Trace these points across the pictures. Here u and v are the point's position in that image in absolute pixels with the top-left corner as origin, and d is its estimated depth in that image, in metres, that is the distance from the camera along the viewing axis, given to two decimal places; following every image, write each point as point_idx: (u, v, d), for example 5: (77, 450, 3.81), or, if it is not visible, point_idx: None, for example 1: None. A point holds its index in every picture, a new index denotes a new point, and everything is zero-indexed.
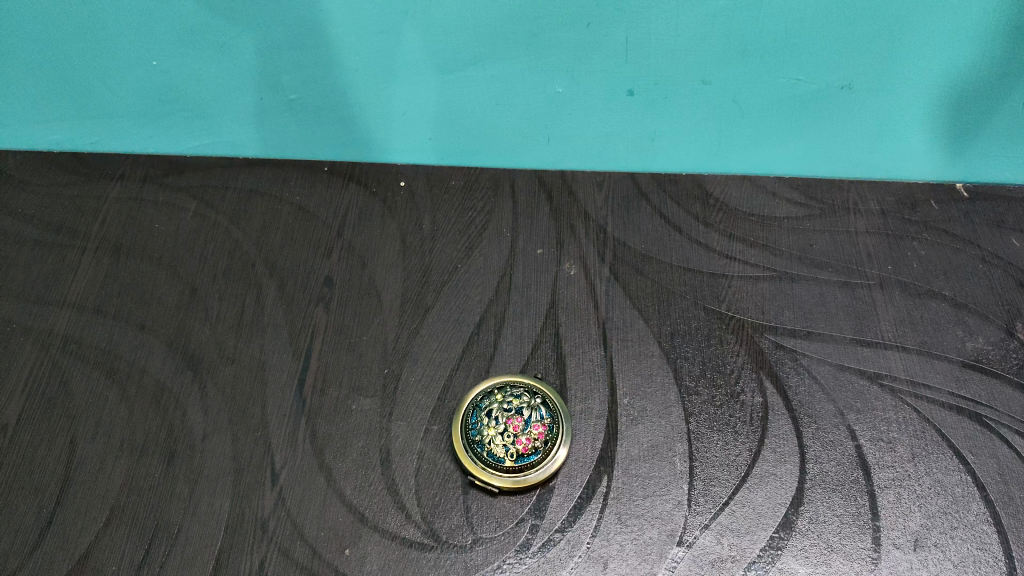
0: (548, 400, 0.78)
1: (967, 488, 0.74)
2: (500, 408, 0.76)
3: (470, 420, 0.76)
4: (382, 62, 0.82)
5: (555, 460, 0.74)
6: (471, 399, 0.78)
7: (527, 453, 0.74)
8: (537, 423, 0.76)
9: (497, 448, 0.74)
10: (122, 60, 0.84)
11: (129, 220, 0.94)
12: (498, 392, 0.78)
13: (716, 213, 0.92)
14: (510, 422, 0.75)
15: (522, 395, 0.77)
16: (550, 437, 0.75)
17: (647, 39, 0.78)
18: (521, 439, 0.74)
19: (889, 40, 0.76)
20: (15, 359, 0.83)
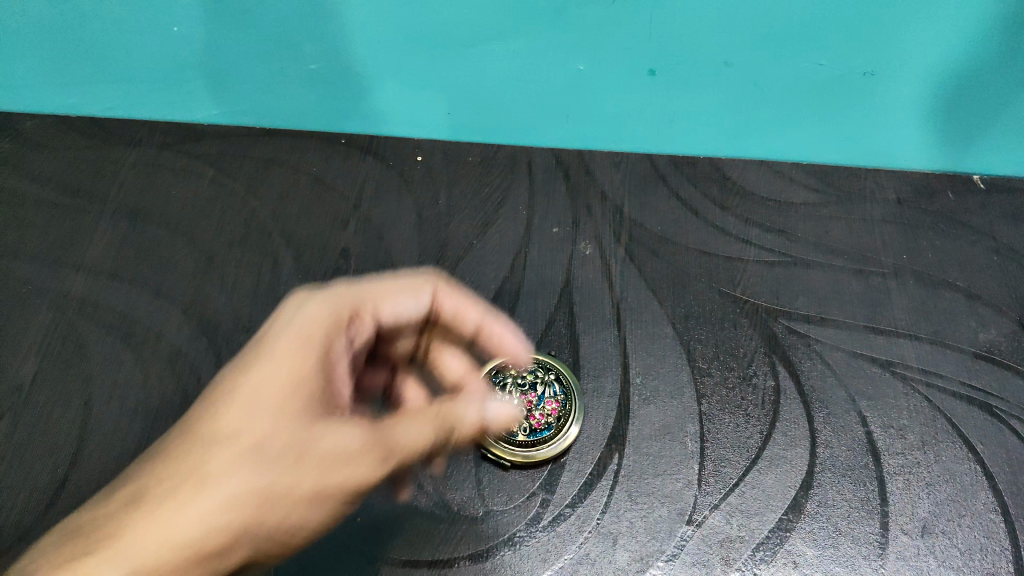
0: (561, 376, 0.79)
1: (976, 477, 0.74)
2: (514, 383, 0.78)
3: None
4: (404, 31, 0.82)
5: (568, 436, 0.75)
6: (484, 371, 0.78)
7: (540, 428, 0.75)
8: (550, 400, 0.77)
9: (511, 423, 0.75)
10: (145, 25, 0.86)
11: (145, 186, 0.94)
12: (512, 366, 0.79)
13: (733, 197, 0.91)
14: (523, 398, 0.77)
15: (536, 371, 0.79)
16: (562, 413, 0.77)
17: (668, 18, 0.79)
18: (534, 415, 0.76)
19: (909, 23, 0.77)
20: (31, 321, 0.84)
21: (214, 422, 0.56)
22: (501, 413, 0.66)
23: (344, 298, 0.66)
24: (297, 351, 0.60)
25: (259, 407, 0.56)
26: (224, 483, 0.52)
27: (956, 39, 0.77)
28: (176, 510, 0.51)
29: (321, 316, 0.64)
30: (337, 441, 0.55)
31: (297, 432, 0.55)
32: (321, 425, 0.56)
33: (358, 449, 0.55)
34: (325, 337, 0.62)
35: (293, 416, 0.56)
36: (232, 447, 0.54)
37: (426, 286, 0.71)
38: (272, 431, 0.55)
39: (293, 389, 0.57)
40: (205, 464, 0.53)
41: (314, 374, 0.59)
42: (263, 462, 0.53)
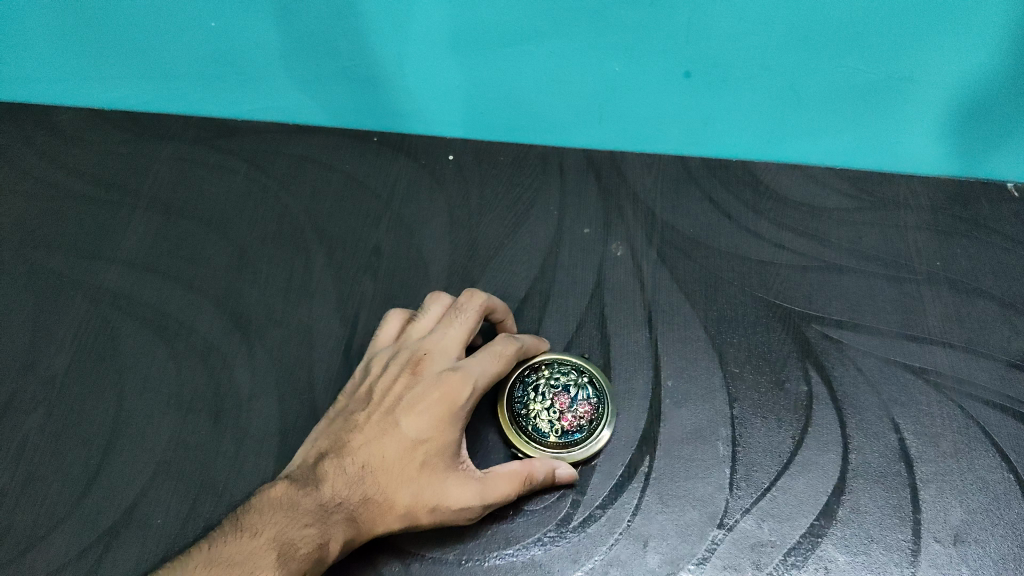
0: (595, 379, 0.79)
1: (1009, 486, 0.74)
2: (548, 385, 0.78)
3: (517, 393, 0.77)
4: (442, 31, 0.82)
5: (598, 440, 0.75)
6: (516, 372, 0.79)
7: (571, 430, 0.75)
8: (583, 403, 0.77)
9: (542, 424, 0.76)
10: (182, 20, 0.85)
11: (179, 180, 0.95)
12: (545, 367, 0.79)
13: (766, 201, 0.92)
14: (556, 399, 0.77)
15: (570, 373, 0.79)
16: (595, 417, 0.76)
17: (709, 24, 0.78)
18: (566, 416, 0.76)
19: (951, 35, 0.76)
20: (66, 313, 0.85)
21: (385, 450, 0.67)
22: (564, 473, 0.71)
23: (473, 366, 0.71)
24: (446, 411, 0.69)
25: (423, 453, 0.67)
26: (393, 513, 0.65)
27: (998, 49, 0.76)
28: (359, 527, 0.65)
29: (462, 384, 0.70)
30: (471, 492, 0.67)
31: (443, 477, 0.67)
32: (458, 480, 0.67)
33: (480, 506, 0.67)
34: (464, 399, 0.69)
35: (445, 462, 0.67)
36: (401, 483, 0.66)
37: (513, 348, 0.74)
38: (427, 474, 0.66)
39: (447, 444, 0.68)
40: (380, 495, 0.66)
41: (457, 430, 0.69)
42: (418, 500, 0.66)
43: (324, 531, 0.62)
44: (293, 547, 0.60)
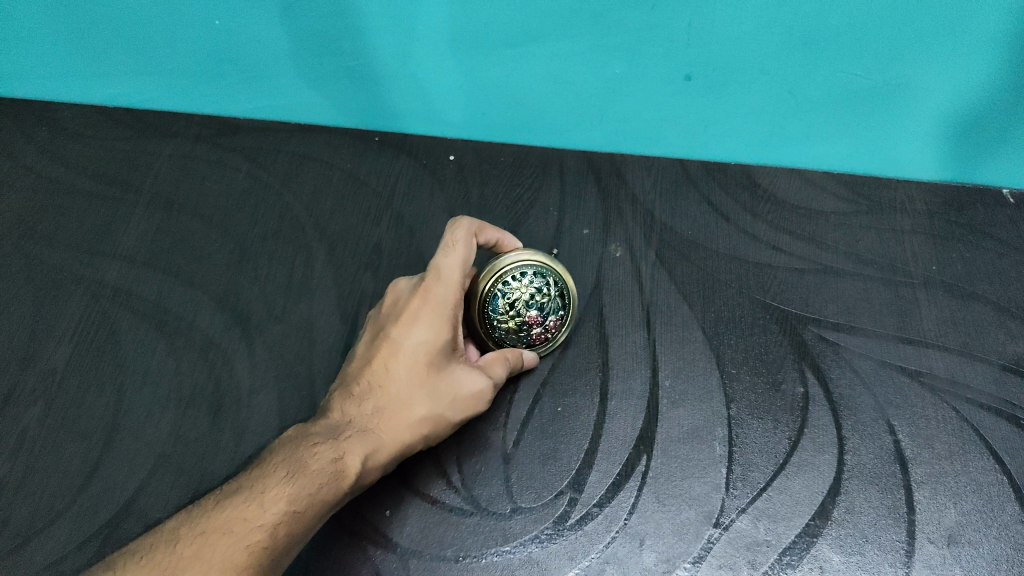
0: (562, 287, 0.79)
1: (1002, 489, 0.74)
2: (524, 300, 0.77)
3: (491, 304, 0.76)
4: (444, 31, 0.82)
5: (556, 339, 0.81)
6: (492, 280, 0.76)
7: (536, 339, 0.79)
8: (551, 315, 0.79)
9: (510, 334, 0.78)
10: (185, 18, 0.86)
11: (181, 177, 0.95)
12: (519, 280, 0.77)
13: (764, 204, 0.92)
14: (529, 315, 0.77)
15: (543, 286, 0.78)
16: (558, 324, 0.80)
17: (710, 28, 0.78)
18: (537, 328, 0.78)
19: (950, 40, 0.77)
20: (66, 307, 0.85)
21: (385, 363, 0.69)
22: (530, 357, 0.77)
23: (449, 265, 0.71)
24: (433, 315, 0.70)
25: (423, 359, 0.69)
26: (416, 420, 0.68)
27: (995, 56, 0.77)
28: (381, 436, 0.66)
29: (443, 285, 0.70)
30: (476, 382, 0.70)
31: (445, 374, 0.69)
32: (464, 372, 0.70)
33: (486, 388, 0.71)
34: (448, 297, 0.70)
35: (445, 362, 0.69)
36: (410, 391, 0.68)
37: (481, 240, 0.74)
38: (431, 374, 0.69)
39: (443, 346, 0.69)
40: (393, 405, 0.68)
41: (448, 327, 0.70)
42: (432, 401, 0.68)
43: (347, 450, 0.64)
44: (305, 463, 0.62)
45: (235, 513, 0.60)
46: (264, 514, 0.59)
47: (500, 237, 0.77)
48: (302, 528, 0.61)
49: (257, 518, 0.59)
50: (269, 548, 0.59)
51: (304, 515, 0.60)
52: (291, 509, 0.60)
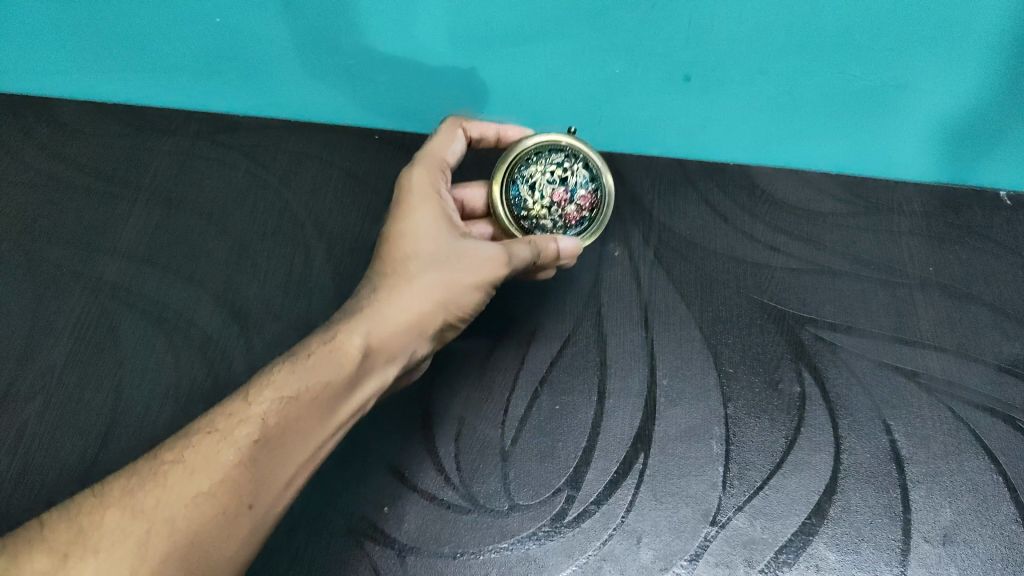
0: (589, 164, 0.76)
1: (997, 488, 0.75)
2: (544, 179, 0.75)
3: (513, 194, 0.76)
4: (443, 29, 0.83)
5: (601, 221, 0.78)
6: (505, 171, 0.75)
7: (575, 223, 0.77)
8: (582, 192, 0.76)
9: (546, 222, 0.77)
10: (185, 14, 0.87)
11: (180, 174, 0.95)
12: (538, 157, 0.75)
13: (762, 204, 0.92)
14: (555, 195, 0.75)
15: (565, 160, 0.76)
16: (596, 204, 0.77)
17: (709, 26, 0.79)
18: (568, 211, 0.76)
19: (953, 40, 0.78)
20: (65, 304, 0.85)
21: (382, 260, 0.72)
22: (569, 245, 0.74)
23: (426, 155, 0.78)
24: (414, 197, 0.74)
25: (412, 235, 0.72)
26: (421, 287, 0.69)
27: (992, 56, 0.79)
28: (382, 317, 0.67)
29: (422, 172, 0.76)
30: (478, 247, 0.71)
31: (442, 254, 0.71)
32: (459, 250, 0.71)
33: (494, 249, 0.71)
34: (428, 181, 0.76)
35: (439, 234, 0.72)
36: (408, 264, 0.71)
37: (459, 126, 0.80)
38: (425, 258, 0.71)
39: (431, 225, 0.73)
40: (391, 290, 0.69)
41: (436, 215, 0.73)
42: (432, 268, 0.70)
43: (347, 326, 0.65)
44: (301, 353, 0.63)
45: (219, 412, 0.59)
46: (250, 407, 0.59)
47: (496, 128, 0.82)
48: (310, 407, 0.60)
49: (242, 413, 0.59)
50: (262, 443, 0.58)
51: (301, 400, 0.60)
52: (280, 399, 0.60)
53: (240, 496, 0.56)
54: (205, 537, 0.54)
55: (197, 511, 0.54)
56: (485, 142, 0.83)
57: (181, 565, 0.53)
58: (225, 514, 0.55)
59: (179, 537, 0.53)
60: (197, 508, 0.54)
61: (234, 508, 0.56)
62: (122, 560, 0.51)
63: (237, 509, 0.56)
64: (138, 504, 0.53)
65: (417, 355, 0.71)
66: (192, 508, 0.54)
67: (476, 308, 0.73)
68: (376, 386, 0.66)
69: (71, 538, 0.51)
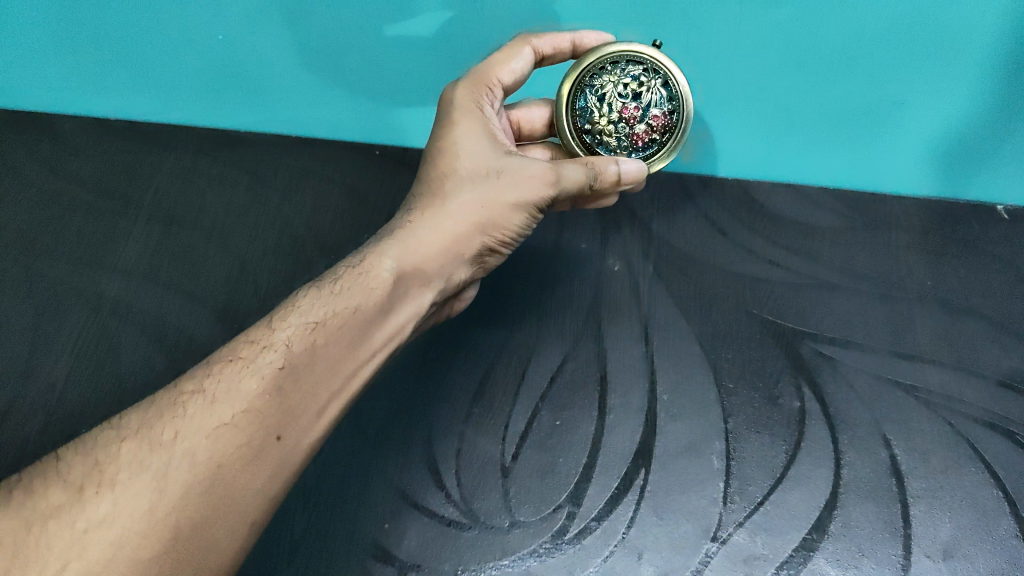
0: (670, 82, 0.71)
1: (997, 503, 0.75)
2: (615, 93, 0.71)
3: (580, 103, 0.72)
4: (450, 41, 0.91)
5: (676, 144, 0.72)
6: (577, 78, 0.72)
7: (644, 145, 0.72)
8: (655, 111, 0.71)
9: (611, 140, 0.72)
10: (194, 34, 0.94)
11: (180, 193, 0.95)
12: (612, 70, 0.71)
13: (763, 220, 0.91)
14: (625, 110, 0.71)
15: (642, 75, 0.71)
16: (670, 124, 0.72)
17: (707, 46, 0.89)
18: (636, 132, 0.71)
19: (943, 52, 0.87)
20: (65, 322, 0.85)
21: (426, 179, 0.71)
22: (632, 169, 0.70)
23: (476, 71, 0.75)
24: (459, 111, 0.72)
25: (453, 152, 0.70)
26: (457, 207, 0.68)
27: (976, 67, 0.87)
28: (421, 242, 0.67)
29: (470, 87, 0.73)
30: (519, 166, 0.69)
31: (485, 176, 0.69)
32: (502, 173, 0.69)
33: (538, 168, 0.68)
34: (475, 97, 0.73)
35: (484, 151, 0.70)
36: (447, 183, 0.70)
37: (527, 44, 0.76)
38: (468, 180, 0.69)
39: (477, 144, 0.70)
40: (432, 213, 0.69)
41: (482, 134, 0.71)
42: (469, 187, 0.69)
43: (379, 247, 0.66)
44: (335, 285, 0.63)
45: (244, 341, 0.60)
46: (274, 334, 0.60)
47: (569, 37, 0.77)
48: (342, 329, 0.61)
49: (267, 340, 0.59)
50: (288, 371, 0.58)
51: (327, 326, 0.61)
52: (305, 328, 0.60)
53: (266, 427, 0.56)
54: (229, 469, 0.54)
55: (218, 444, 0.54)
56: (558, 57, 0.78)
57: (203, 496, 0.52)
58: (250, 446, 0.55)
59: (202, 468, 0.53)
60: (220, 438, 0.54)
61: (259, 440, 0.55)
62: (139, 495, 0.51)
63: (262, 440, 0.56)
64: (156, 438, 0.53)
65: (455, 277, 0.71)
66: (214, 439, 0.54)
67: (520, 228, 0.71)
68: (410, 313, 0.66)
69: (86, 472, 0.51)
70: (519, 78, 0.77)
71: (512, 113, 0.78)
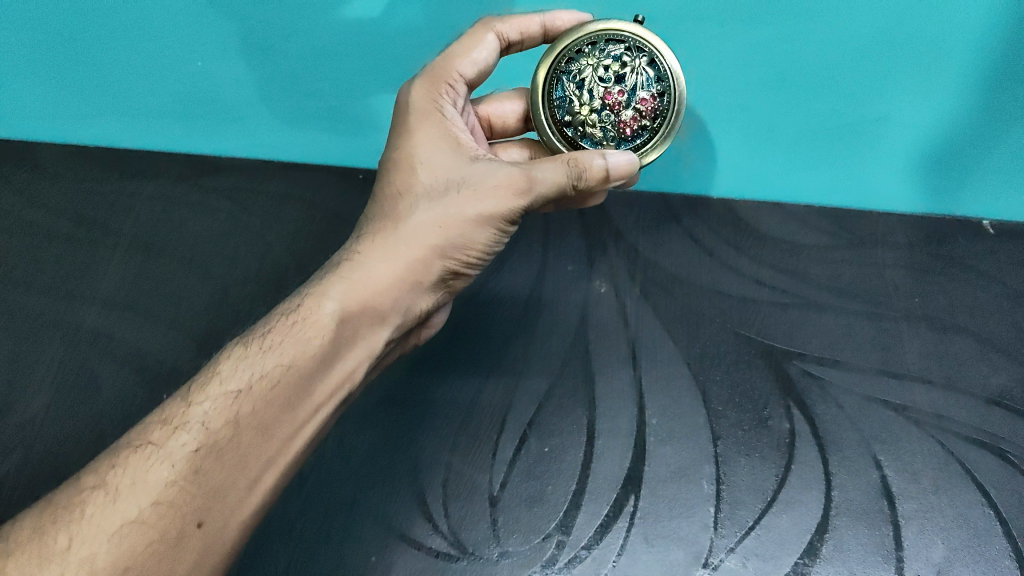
0: (656, 61, 0.66)
1: (989, 523, 0.75)
2: (595, 77, 0.65)
3: (557, 93, 0.66)
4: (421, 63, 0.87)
5: (669, 130, 0.67)
6: (551, 65, 0.66)
7: (634, 134, 0.67)
8: (643, 94, 0.65)
9: (595, 131, 0.67)
10: (163, 57, 0.90)
11: (160, 219, 0.95)
12: (589, 52, 0.66)
13: (746, 238, 0.92)
14: (609, 96, 0.65)
15: (624, 55, 0.65)
16: (661, 108, 0.66)
17: (691, 64, 0.85)
18: (624, 119, 0.66)
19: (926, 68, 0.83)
20: (44, 353, 0.84)
21: (381, 200, 0.66)
22: (623, 162, 0.63)
23: (435, 68, 0.69)
24: (415, 118, 0.66)
25: (408, 167, 0.65)
26: (412, 231, 0.64)
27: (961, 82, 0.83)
28: (375, 273, 0.63)
29: (427, 86, 0.68)
30: (482, 177, 0.64)
31: (444, 196, 0.64)
32: (461, 190, 0.64)
33: (503, 176, 0.63)
34: (434, 98, 0.68)
35: (445, 164, 0.65)
36: (401, 204, 0.65)
37: (489, 30, 0.70)
38: (425, 201, 0.64)
39: (436, 158, 0.65)
40: (386, 240, 0.64)
41: (441, 146, 0.65)
42: (425, 207, 0.64)
43: (323, 286, 0.62)
44: (274, 332, 0.60)
45: (157, 419, 0.55)
46: (189, 411, 0.55)
47: (538, 20, 0.72)
48: (276, 390, 0.57)
49: (183, 417, 0.55)
50: (206, 450, 0.54)
51: (253, 391, 0.57)
52: (224, 399, 0.56)
53: (183, 516, 0.52)
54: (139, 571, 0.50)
55: (124, 544, 0.50)
56: (529, 41, 0.73)
57: None
58: (165, 540, 0.51)
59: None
60: (124, 540, 0.50)
61: (175, 532, 0.52)
62: None
63: (181, 531, 0.52)
64: (47, 550, 0.48)
65: (417, 304, 0.67)
66: (119, 540, 0.50)
67: (488, 246, 0.67)
68: (362, 354, 0.63)
69: None
70: (485, 67, 0.71)
71: (482, 108, 0.77)
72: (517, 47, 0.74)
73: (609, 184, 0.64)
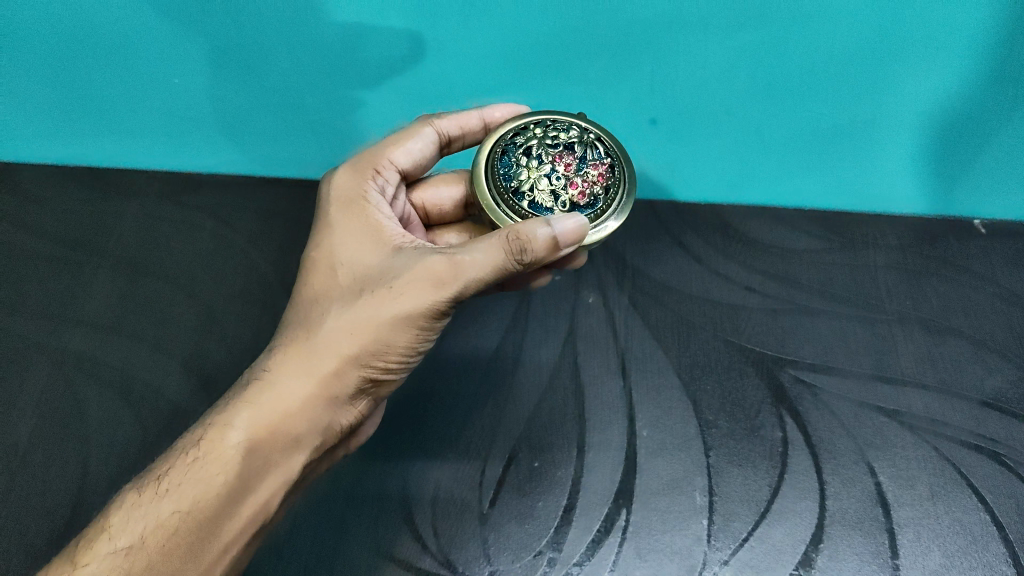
0: (604, 142, 0.67)
1: (986, 528, 0.74)
2: (542, 146, 0.65)
3: (502, 163, 0.64)
4: (410, 91, 0.88)
5: (624, 204, 0.65)
6: (495, 139, 0.66)
7: (588, 201, 0.64)
8: (594, 164, 0.65)
9: (544, 198, 0.63)
10: (144, 77, 0.91)
11: (144, 238, 0.94)
12: (537, 127, 0.67)
13: (736, 244, 0.91)
14: (558, 162, 0.64)
15: (572, 131, 0.67)
16: (614, 180, 0.65)
17: (670, 70, 0.86)
18: (575, 185, 0.63)
19: (911, 64, 0.84)
20: (29, 380, 0.83)
21: (298, 305, 0.63)
22: (569, 227, 0.58)
23: (364, 158, 0.70)
24: (337, 212, 0.66)
25: (328, 267, 0.63)
26: (325, 340, 0.60)
27: (959, 75, 0.83)
28: (287, 388, 0.59)
29: (352, 175, 0.68)
30: (400, 271, 0.60)
31: (361, 298, 0.60)
32: (379, 291, 0.60)
33: (424, 270, 0.59)
34: (358, 186, 0.67)
35: (365, 261, 0.62)
36: (315, 310, 0.62)
37: (428, 124, 0.73)
38: (342, 304, 0.61)
39: (357, 255, 0.63)
40: (301, 349, 0.60)
41: (363, 240, 0.64)
42: (338, 310, 0.61)
43: (228, 414, 0.58)
44: (186, 465, 0.57)
45: (68, 556, 0.55)
46: (99, 547, 0.54)
47: (478, 116, 0.74)
48: (174, 540, 0.55)
49: (96, 554, 0.54)
50: None
51: (145, 546, 0.54)
52: (135, 540, 0.54)
53: None
54: None
55: None
56: (469, 136, 0.75)
57: None
58: None
59: None
60: None
61: None
62: None
63: None
64: None
65: (337, 421, 0.62)
66: None
67: (411, 347, 0.62)
68: (278, 482, 0.59)
69: None
70: (421, 160, 0.73)
71: (415, 194, 0.76)
72: (458, 142, 0.76)
73: (549, 259, 0.60)
